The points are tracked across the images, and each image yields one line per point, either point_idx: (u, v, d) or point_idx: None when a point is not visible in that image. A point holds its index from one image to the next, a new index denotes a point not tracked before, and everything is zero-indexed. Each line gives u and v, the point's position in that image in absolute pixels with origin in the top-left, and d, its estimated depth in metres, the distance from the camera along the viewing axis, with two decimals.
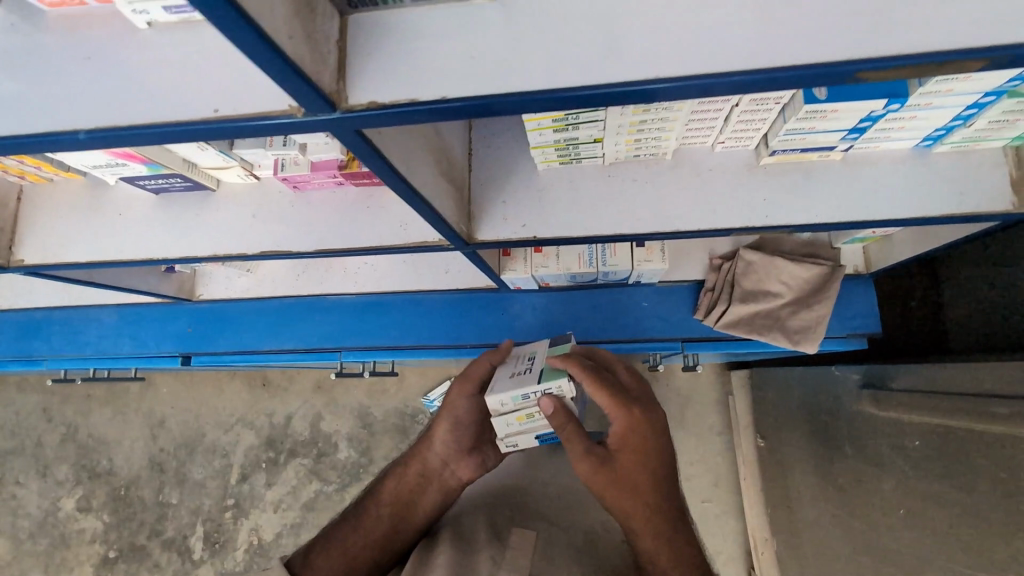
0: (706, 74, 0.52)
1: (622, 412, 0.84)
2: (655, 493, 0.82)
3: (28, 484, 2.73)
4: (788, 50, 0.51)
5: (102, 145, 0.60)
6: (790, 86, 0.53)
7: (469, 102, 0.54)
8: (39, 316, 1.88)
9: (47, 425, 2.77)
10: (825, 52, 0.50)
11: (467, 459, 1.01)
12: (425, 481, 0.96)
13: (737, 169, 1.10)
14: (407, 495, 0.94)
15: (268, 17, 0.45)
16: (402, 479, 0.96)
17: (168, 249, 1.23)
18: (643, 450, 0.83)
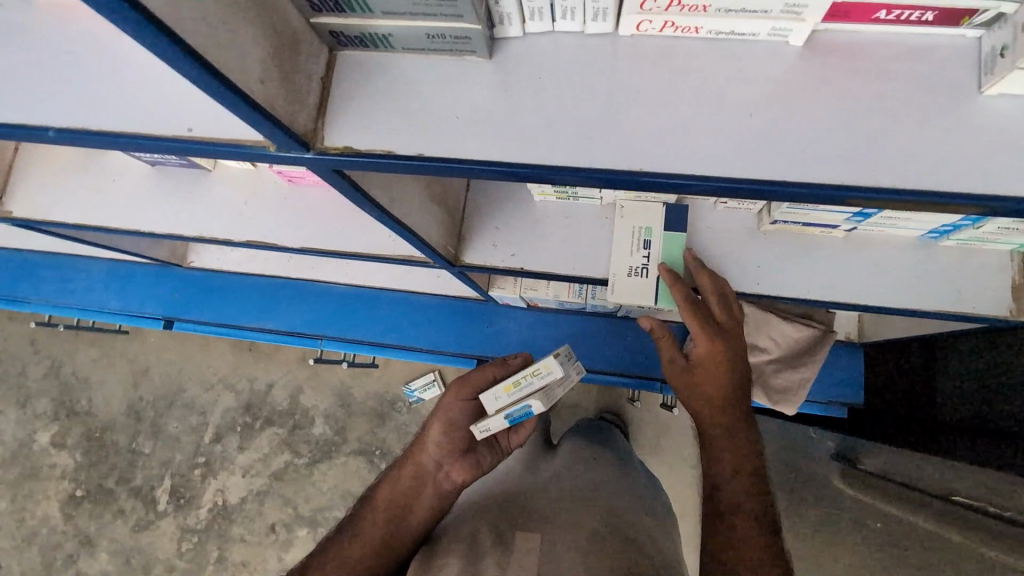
0: (690, 175, 0.50)
1: (704, 333, 0.84)
2: (733, 403, 0.82)
3: None
4: (775, 165, 0.49)
5: (70, 144, 0.57)
6: (775, 199, 0.51)
7: (444, 163, 0.52)
8: (32, 259, 1.88)
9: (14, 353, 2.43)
10: (817, 173, 0.48)
11: (462, 461, 0.93)
12: (418, 484, 0.88)
13: (740, 231, 1.08)
14: (401, 500, 0.86)
15: (237, 65, 0.44)
16: (395, 482, 0.89)
17: (157, 225, 1.23)
18: (724, 366, 0.82)
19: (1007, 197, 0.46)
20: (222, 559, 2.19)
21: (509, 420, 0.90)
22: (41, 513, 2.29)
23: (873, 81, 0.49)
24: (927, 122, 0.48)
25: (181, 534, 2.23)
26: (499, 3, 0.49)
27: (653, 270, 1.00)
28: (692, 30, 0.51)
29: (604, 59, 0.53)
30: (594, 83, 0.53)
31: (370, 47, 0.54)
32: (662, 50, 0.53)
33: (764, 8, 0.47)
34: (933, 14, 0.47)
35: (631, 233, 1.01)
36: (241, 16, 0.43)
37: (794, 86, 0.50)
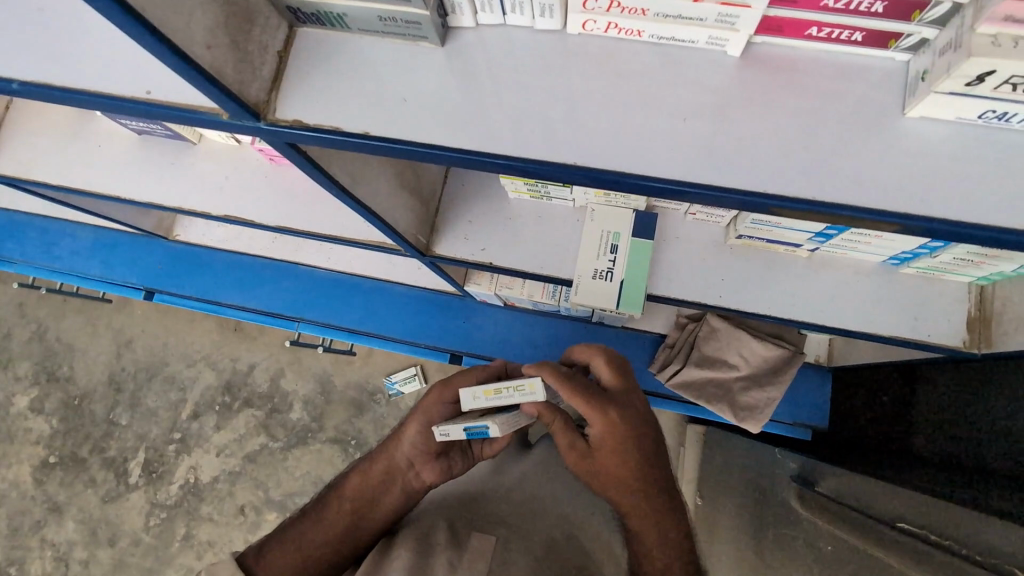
0: (621, 172, 0.51)
1: (597, 416, 0.74)
2: (644, 478, 0.76)
3: None
4: (704, 169, 0.51)
5: (34, 98, 0.58)
6: (702, 203, 0.52)
7: (389, 143, 0.54)
8: (20, 220, 1.89)
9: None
10: (744, 179, 0.50)
11: (435, 463, 0.85)
12: (386, 483, 0.83)
13: (708, 244, 1.09)
14: (366, 498, 0.82)
15: (183, 31, 0.45)
16: (365, 475, 0.84)
17: (139, 193, 1.24)
18: (624, 448, 0.75)
19: (920, 216, 0.47)
20: (188, 537, 2.19)
21: (467, 433, 0.75)
22: (13, 476, 2.29)
23: (804, 96, 0.51)
24: (851, 137, 0.50)
25: (150, 509, 2.23)
26: None
27: (619, 274, 1.01)
28: (635, 33, 0.53)
29: (551, 56, 0.55)
30: (539, 77, 0.54)
31: (327, 26, 0.55)
32: (607, 51, 0.54)
33: (700, 16, 0.49)
34: (862, 35, 0.49)
35: (599, 237, 1.03)
36: None
37: (729, 95, 0.52)
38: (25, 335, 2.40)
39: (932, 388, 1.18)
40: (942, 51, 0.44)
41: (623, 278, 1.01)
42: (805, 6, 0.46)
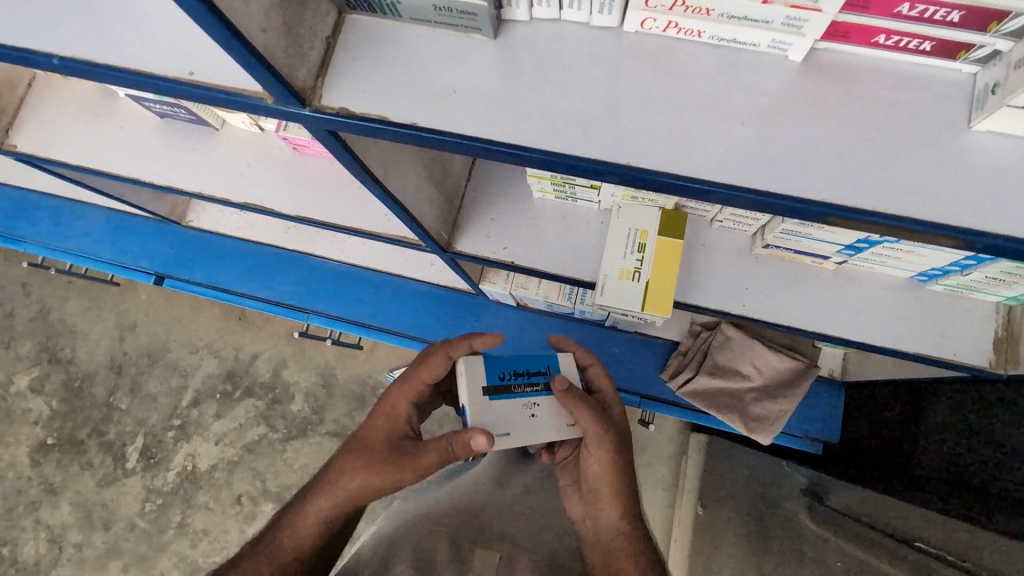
0: (674, 174, 0.50)
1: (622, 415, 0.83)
2: (627, 484, 0.77)
3: None
4: (762, 174, 0.49)
5: (74, 74, 0.57)
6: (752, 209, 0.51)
7: (434, 134, 0.53)
8: (32, 199, 1.87)
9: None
10: (800, 187, 0.49)
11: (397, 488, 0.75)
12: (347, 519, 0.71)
13: (730, 252, 1.08)
14: (329, 537, 0.70)
15: (240, 11, 0.44)
16: (318, 511, 0.70)
17: (156, 176, 1.22)
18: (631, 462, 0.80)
19: (984, 232, 0.46)
20: (184, 525, 2.17)
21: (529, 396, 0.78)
22: (10, 457, 2.26)
23: (863, 104, 0.50)
24: (911, 148, 0.49)
25: (147, 495, 2.21)
26: None
27: (645, 274, 1.00)
28: (695, 34, 0.52)
29: (605, 52, 0.54)
30: (593, 74, 0.53)
31: (379, 13, 0.54)
32: (665, 51, 0.53)
33: (766, 19, 0.48)
34: (931, 44, 0.48)
35: (627, 235, 1.02)
36: None
37: (790, 100, 0.51)
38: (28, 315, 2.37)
39: (938, 408, 1.18)
40: (1018, 64, 0.44)
41: (649, 278, 1.00)
42: (878, 12, 0.46)
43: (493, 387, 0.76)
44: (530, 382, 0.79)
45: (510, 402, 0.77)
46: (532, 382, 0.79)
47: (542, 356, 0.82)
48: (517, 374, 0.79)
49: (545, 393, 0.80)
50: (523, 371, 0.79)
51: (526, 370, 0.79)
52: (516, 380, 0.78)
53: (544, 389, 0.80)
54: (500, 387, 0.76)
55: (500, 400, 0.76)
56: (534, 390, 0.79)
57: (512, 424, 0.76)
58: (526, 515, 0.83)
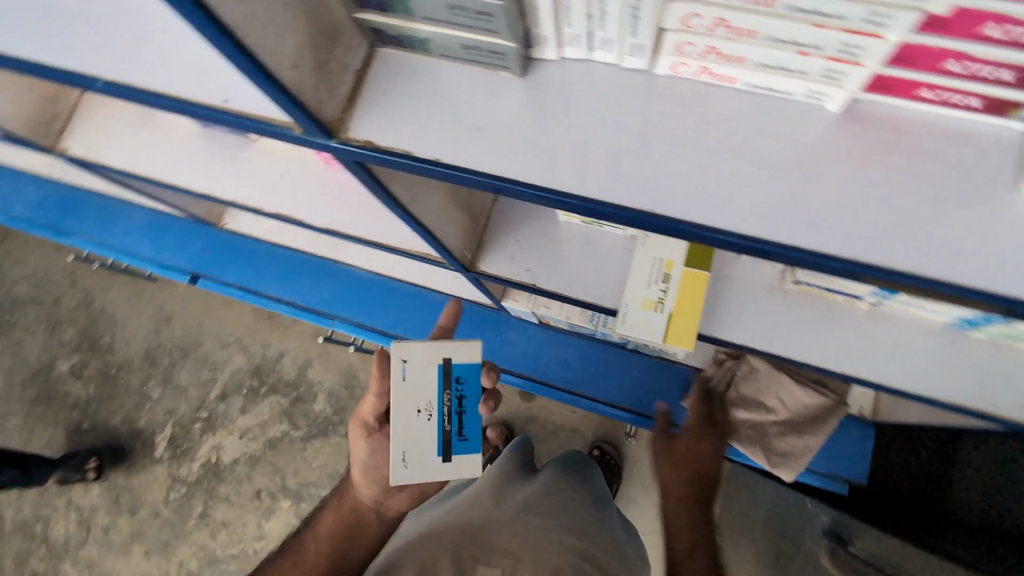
0: (696, 224, 0.49)
1: None
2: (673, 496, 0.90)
3: (32, 334, 2.46)
4: (790, 226, 0.48)
5: (117, 97, 0.59)
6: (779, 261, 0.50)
7: (456, 171, 0.53)
8: (79, 195, 1.96)
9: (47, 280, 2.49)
10: (831, 242, 0.47)
11: (400, 494, 0.95)
12: (361, 525, 0.93)
13: (760, 284, 1.06)
14: (339, 535, 0.92)
15: (273, 50, 0.45)
16: (333, 518, 0.94)
17: (193, 184, 1.26)
18: None
19: None
20: (205, 515, 2.22)
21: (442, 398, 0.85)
22: (47, 437, 2.35)
23: (903, 157, 0.48)
24: (952, 208, 0.46)
25: (171, 483, 2.27)
26: (538, 25, 0.49)
27: (668, 305, 0.98)
28: (729, 80, 0.50)
29: (635, 96, 0.53)
30: (620, 115, 0.52)
31: (408, 48, 0.55)
32: (697, 96, 0.52)
33: (804, 69, 0.45)
34: (979, 101, 0.46)
35: (651, 263, 1.00)
36: (285, 5, 0.45)
37: (825, 151, 0.49)
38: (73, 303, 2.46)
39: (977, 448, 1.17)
40: None
41: (673, 310, 0.98)
42: (923, 67, 0.43)
43: (447, 365, 0.86)
44: (454, 399, 0.86)
45: (431, 386, 0.85)
46: (449, 415, 0.85)
47: (476, 430, 0.86)
48: (456, 395, 0.86)
49: (436, 431, 0.85)
50: (456, 406, 0.86)
51: (461, 411, 0.85)
52: (451, 391, 0.86)
53: (444, 429, 0.85)
54: (443, 372, 0.86)
55: (435, 372, 0.86)
56: (444, 415, 0.85)
57: (416, 395, 0.84)
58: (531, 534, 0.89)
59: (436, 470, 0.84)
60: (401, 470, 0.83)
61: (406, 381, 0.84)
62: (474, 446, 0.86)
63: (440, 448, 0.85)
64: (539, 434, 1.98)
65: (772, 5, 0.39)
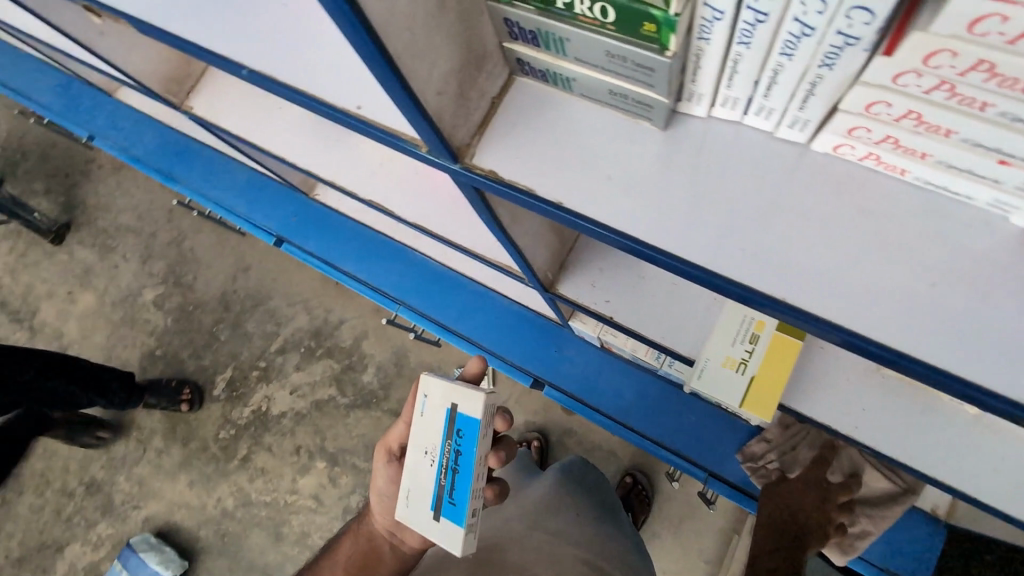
0: (821, 319, 0.46)
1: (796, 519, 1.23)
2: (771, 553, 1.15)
3: (127, 260, 2.40)
4: (927, 344, 0.44)
5: (258, 85, 0.60)
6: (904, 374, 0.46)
7: (575, 218, 0.51)
8: (191, 145, 2.07)
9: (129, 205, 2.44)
10: (969, 370, 0.43)
11: (412, 529, 0.89)
12: (375, 558, 0.89)
13: (854, 365, 0.98)
14: (353, 566, 0.89)
15: (425, 77, 0.45)
16: (350, 548, 0.92)
17: (296, 154, 1.28)
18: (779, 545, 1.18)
19: None
20: (247, 459, 2.17)
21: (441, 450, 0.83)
22: (124, 357, 2.32)
23: None
24: None
25: (223, 423, 2.22)
26: (695, 82, 0.46)
27: (751, 369, 0.91)
28: (898, 171, 0.45)
29: (783, 170, 0.49)
30: (760, 187, 0.49)
31: (549, 83, 0.53)
32: (854, 182, 0.48)
33: (996, 177, 0.40)
34: None
35: (740, 320, 0.94)
36: (445, 35, 0.44)
37: (990, 270, 0.44)
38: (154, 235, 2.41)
39: None
40: None
41: (756, 374, 0.91)
42: None
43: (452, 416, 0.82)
44: (451, 455, 0.82)
45: (437, 429, 0.84)
46: (443, 468, 0.82)
47: (463, 499, 0.80)
48: (455, 449, 0.82)
49: (433, 481, 0.83)
50: (452, 463, 0.82)
51: (455, 469, 0.81)
52: (451, 442, 0.82)
53: (439, 482, 0.82)
54: (447, 419, 0.82)
55: (441, 417, 0.83)
56: (441, 463, 0.83)
57: (425, 436, 0.85)
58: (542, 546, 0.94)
59: (425, 524, 0.83)
60: (405, 507, 0.86)
61: (423, 417, 0.86)
62: (458, 514, 0.79)
63: (433, 502, 0.82)
64: (575, 449, 1.93)
65: (983, 108, 0.35)
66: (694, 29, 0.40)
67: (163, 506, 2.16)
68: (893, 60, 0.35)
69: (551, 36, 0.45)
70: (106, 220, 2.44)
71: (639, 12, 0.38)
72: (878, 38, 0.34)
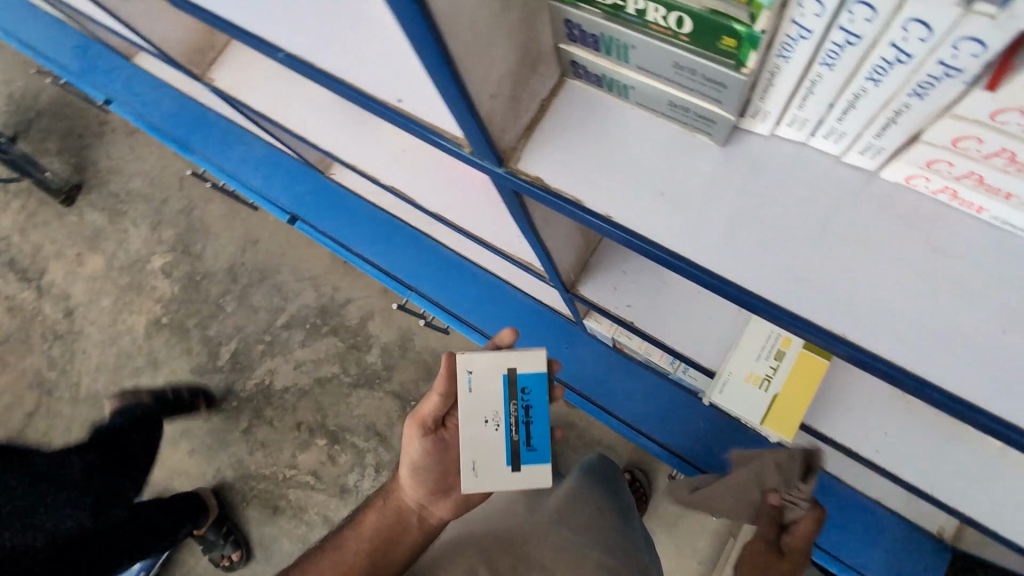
0: (880, 358, 0.44)
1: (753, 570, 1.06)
2: None
3: (134, 224, 2.39)
4: (988, 392, 0.42)
5: (295, 71, 0.59)
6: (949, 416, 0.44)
7: (624, 233, 0.49)
8: (206, 114, 2.03)
9: (141, 170, 2.41)
10: None
11: (443, 501, 0.93)
12: (402, 529, 0.93)
13: (877, 387, 0.97)
14: (380, 536, 0.92)
15: (480, 79, 0.42)
16: (374, 519, 0.94)
17: (318, 134, 1.24)
18: None
19: None
20: (248, 432, 2.17)
21: (509, 408, 0.86)
22: (130, 323, 2.31)
23: None
24: None
25: (225, 395, 2.21)
26: (764, 100, 0.43)
27: (776, 386, 0.90)
28: (973, 207, 0.43)
29: (846, 197, 0.46)
30: (822, 214, 0.47)
31: (602, 87, 0.51)
32: (923, 215, 0.45)
33: None
34: None
35: (766, 336, 0.92)
36: (505, 35, 0.42)
37: None
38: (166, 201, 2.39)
39: None
40: None
41: (779, 392, 0.90)
42: None
43: (512, 378, 0.86)
44: (520, 411, 0.86)
45: (498, 397, 0.86)
46: (516, 425, 0.85)
47: (544, 441, 0.86)
48: (523, 405, 0.86)
49: (505, 440, 0.86)
50: (523, 417, 0.86)
51: (529, 421, 0.86)
52: (518, 401, 0.86)
53: (512, 439, 0.86)
54: (508, 383, 0.86)
55: (500, 382, 0.86)
56: (513, 423, 0.85)
57: (484, 406, 0.85)
58: (561, 553, 0.88)
59: (505, 480, 0.86)
60: (471, 478, 0.85)
61: (473, 393, 0.86)
62: (543, 456, 0.85)
63: (510, 457, 0.86)
64: (574, 443, 1.92)
65: None
66: (775, 46, 0.38)
67: (163, 474, 2.16)
68: (997, 98, 0.32)
69: (616, 43, 0.42)
70: (118, 183, 2.42)
71: (720, 25, 0.36)
72: (982, 72, 0.32)
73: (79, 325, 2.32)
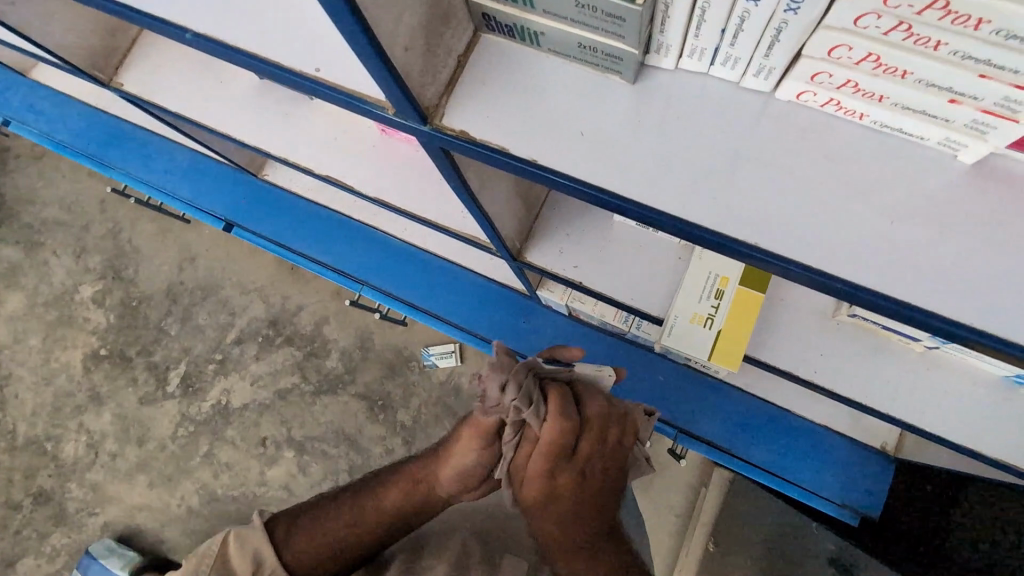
0: (796, 262, 0.48)
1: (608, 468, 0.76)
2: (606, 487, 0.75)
3: (54, 254, 2.24)
4: (893, 280, 0.47)
5: (203, 50, 0.57)
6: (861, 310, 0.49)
7: (554, 175, 0.51)
8: (121, 128, 1.93)
9: (56, 197, 2.26)
10: (936, 302, 0.45)
11: (476, 489, 0.81)
12: (426, 506, 0.83)
13: (812, 315, 1.04)
14: (404, 511, 0.83)
15: (389, 31, 0.43)
16: (398, 491, 0.83)
17: (245, 134, 1.21)
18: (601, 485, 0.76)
19: None
20: (210, 455, 2.09)
21: None
22: (65, 360, 2.17)
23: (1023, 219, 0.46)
24: None
25: (181, 420, 2.12)
26: (664, 32, 0.46)
27: (718, 323, 0.96)
28: (856, 114, 0.48)
29: (749, 120, 0.50)
30: (729, 137, 0.50)
31: (515, 38, 0.52)
32: (816, 129, 0.50)
33: (947, 117, 0.43)
34: None
35: (705, 278, 0.97)
36: None
37: (948, 208, 0.47)
38: (87, 226, 2.25)
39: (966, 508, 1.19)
40: None
41: (722, 327, 0.96)
42: None
43: None
44: None
45: None
46: None
47: None
48: None
49: None
50: None
51: None
52: None
53: None
54: None
55: None
56: None
57: None
58: None
59: None
60: None
61: None
62: None
63: None
64: None
65: (936, 45, 0.37)
66: None
67: (123, 511, 2.06)
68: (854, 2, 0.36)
69: None
70: (31, 213, 2.25)
71: None
72: None
73: (8, 368, 2.17)
